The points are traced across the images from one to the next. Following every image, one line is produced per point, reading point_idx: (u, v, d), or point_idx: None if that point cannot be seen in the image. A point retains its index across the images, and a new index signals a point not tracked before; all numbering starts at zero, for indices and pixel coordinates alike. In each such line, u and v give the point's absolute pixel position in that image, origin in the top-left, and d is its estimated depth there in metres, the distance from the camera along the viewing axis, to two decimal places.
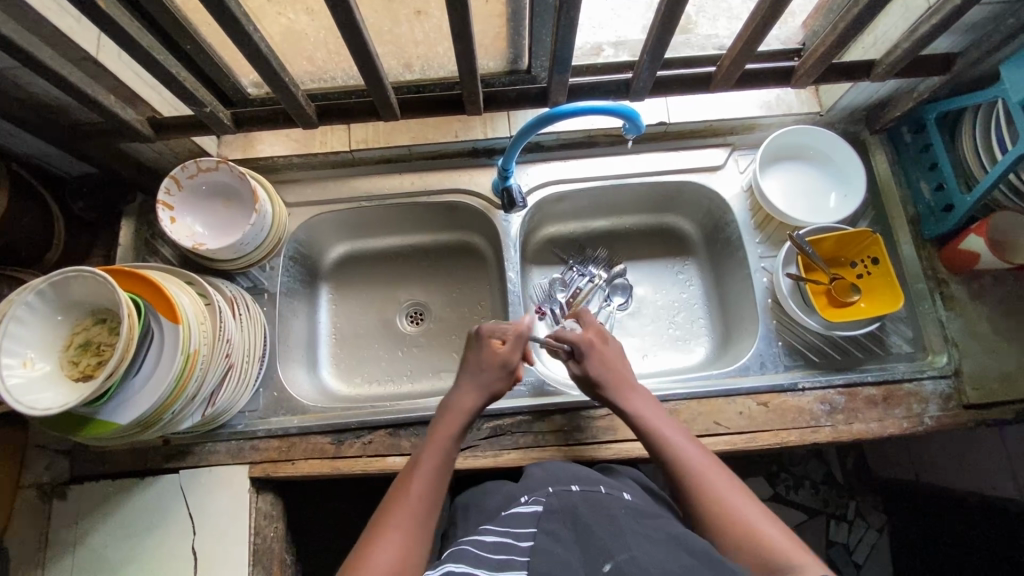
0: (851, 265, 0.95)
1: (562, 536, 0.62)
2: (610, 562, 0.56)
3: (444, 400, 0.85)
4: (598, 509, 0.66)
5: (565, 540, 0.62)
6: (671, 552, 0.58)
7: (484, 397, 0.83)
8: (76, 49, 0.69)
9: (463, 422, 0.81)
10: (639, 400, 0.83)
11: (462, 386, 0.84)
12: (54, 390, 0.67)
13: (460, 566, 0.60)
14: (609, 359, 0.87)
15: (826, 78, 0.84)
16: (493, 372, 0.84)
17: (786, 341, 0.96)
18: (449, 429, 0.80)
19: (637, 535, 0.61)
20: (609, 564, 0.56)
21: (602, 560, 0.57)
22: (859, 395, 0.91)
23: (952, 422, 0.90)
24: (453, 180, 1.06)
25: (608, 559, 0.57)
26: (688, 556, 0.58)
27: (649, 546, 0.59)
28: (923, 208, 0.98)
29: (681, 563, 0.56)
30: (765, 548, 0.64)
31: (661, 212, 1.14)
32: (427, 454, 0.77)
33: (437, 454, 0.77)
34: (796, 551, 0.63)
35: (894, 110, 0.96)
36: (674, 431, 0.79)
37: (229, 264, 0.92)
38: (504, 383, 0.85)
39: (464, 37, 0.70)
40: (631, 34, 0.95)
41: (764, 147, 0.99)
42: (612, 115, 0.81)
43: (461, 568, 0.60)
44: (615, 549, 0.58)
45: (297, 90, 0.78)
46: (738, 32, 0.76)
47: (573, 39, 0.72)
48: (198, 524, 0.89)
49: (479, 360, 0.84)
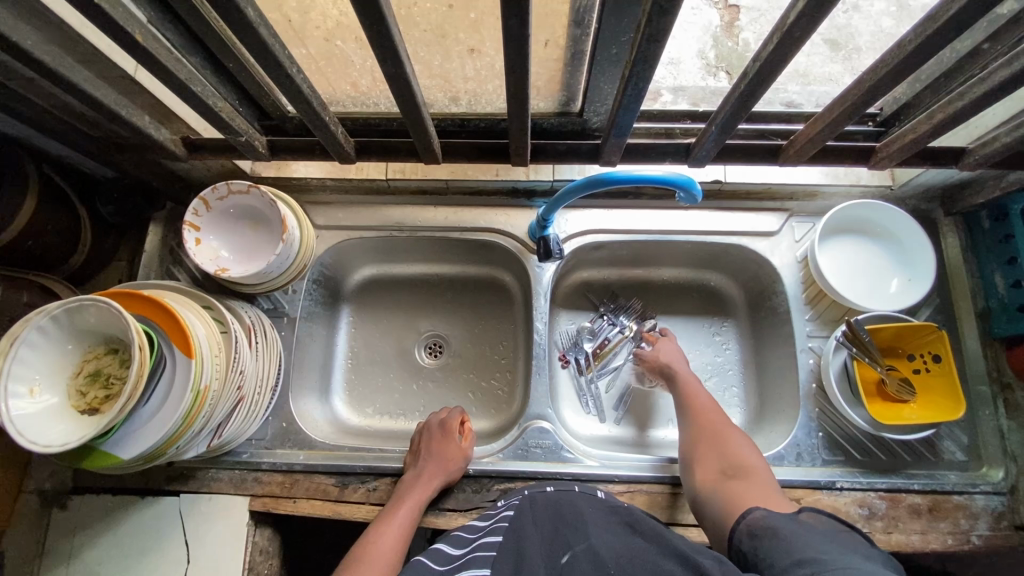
0: (908, 358, 0.87)
1: (530, 533, 0.67)
2: (568, 553, 0.62)
3: (404, 477, 0.85)
4: (573, 507, 0.71)
5: (532, 535, 0.67)
6: (623, 539, 0.64)
7: (452, 472, 0.85)
8: (114, 67, 0.67)
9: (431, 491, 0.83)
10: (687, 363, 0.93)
11: (424, 461, 0.85)
12: (59, 424, 0.64)
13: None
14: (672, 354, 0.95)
15: (909, 161, 0.77)
16: (451, 446, 0.87)
17: (827, 432, 0.89)
18: (416, 495, 0.82)
19: (597, 529, 0.65)
20: (566, 556, 0.62)
21: (562, 552, 0.63)
22: (902, 502, 0.84)
23: (1001, 544, 0.82)
24: (488, 218, 1.01)
25: (564, 551, 0.63)
26: (638, 540, 0.63)
27: (608, 536, 0.64)
28: (994, 302, 0.90)
29: (630, 546, 0.62)
30: (760, 494, 0.70)
31: (703, 268, 1.08)
32: (388, 525, 0.79)
33: (403, 517, 0.80)
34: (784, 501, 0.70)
35: (977, 195, 0.87)
36: (711, 401, 0.86)
37: (251, 288, 0.89)
38: (461, 468, 0.87)
39: (519, 92, 0.65)
40: (686, 57, 0.92)
41: (827, 218, 0.91)
42: (667, 184, 0.75)
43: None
44: (574, 541, 0.64)
45: (335, 126, 0.74)
46: (822, 109, 0.69)
47: (638, 104, 0.67)
48: (191, 552, 0.86)
49: (430, 445, 0.87)
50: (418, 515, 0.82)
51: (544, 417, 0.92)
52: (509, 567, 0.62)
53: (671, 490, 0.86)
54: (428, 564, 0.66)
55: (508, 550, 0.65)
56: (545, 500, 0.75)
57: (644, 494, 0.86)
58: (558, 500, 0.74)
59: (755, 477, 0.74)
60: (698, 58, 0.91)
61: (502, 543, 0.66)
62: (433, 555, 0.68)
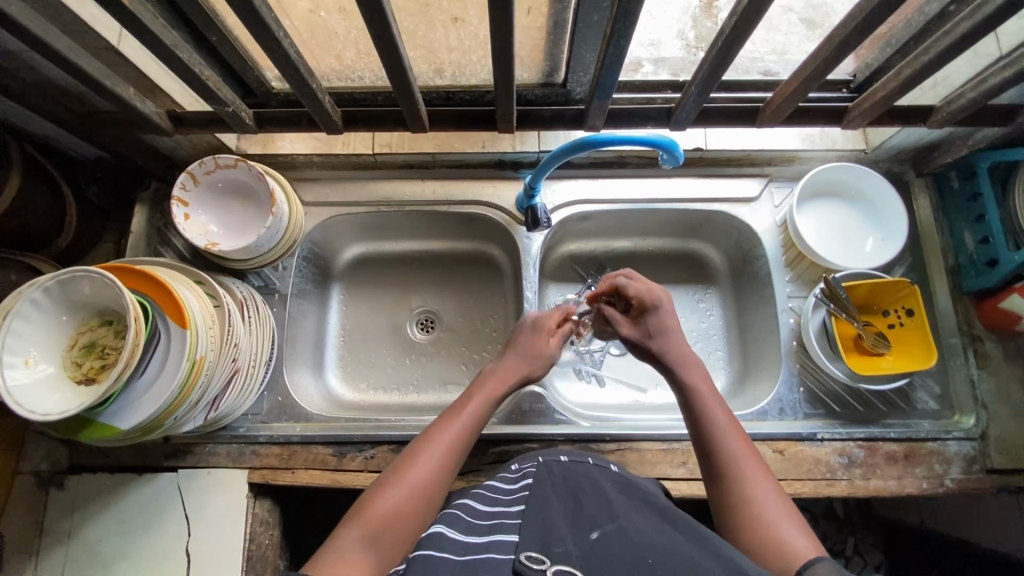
0: (883, 313, 0.91)
1: (554, 503, 0.61)
2: (598, 530, 0.55)
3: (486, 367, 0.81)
4: (590, 484, 0.64)
5: (556, 506, 0.60)
6: (654, 525, 0.56)
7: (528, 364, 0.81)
8: (97, 37, 0.67)
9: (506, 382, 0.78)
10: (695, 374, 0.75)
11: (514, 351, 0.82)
12: (58, 393, 0.65)
13: (451, 530, 0.56)
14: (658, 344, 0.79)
15: (880, 120, 0.80)
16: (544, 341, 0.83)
17: (808, 387, 0.93)
18: (494, 385, 0.77)
19: (627, 511, 0.58)
20: (597, 532, 0.54)
21: (590, 528, 0.55)
22: (879, 450, 0.88)
23: (973, 486, 0.87)
24: (475, 192, 1.03)
25: (591, 529, 0.55)
26: (672, 530, 0.55)
27: (637, 518, 0.57)
28: (964, 259, 0.94)
29: (664, 536, 0.54)
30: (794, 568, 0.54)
31: (687, 237, 1.10)
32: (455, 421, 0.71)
33: (474, 412, 0.73)
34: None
35: (946, 155, 0.91)
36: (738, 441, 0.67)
37: (242, 263, 0.90)
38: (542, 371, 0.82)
39: (505, 54, 0.66)
40: (666, 37, 0.92)
41: (804, 182, 0.94)
42: (650, 146, 0.77)
43: (452, 531, 0.56)
44: (603, 519, 0.57)
45: (323, 95, 0.75)
46: (795, 69, 0.72)
47: (621, 64, 0.69)
48: (192, 526, 0.88)
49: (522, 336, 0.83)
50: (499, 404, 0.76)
51: (536, 382, 0.95)
52: (536, 538, 0.54)
53: (660, 447, 0.89)
54: (464, 516, 0.60)
55: (533, 519, 0.57)
56: (561, 469, 0.69)
57: (635, 451, 0.89)
58: (576, 472, 0.68)
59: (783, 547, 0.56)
60: (678, 38, 0.92)
61: (526, 510, 0.59)
62: (466, 509, 0.62)
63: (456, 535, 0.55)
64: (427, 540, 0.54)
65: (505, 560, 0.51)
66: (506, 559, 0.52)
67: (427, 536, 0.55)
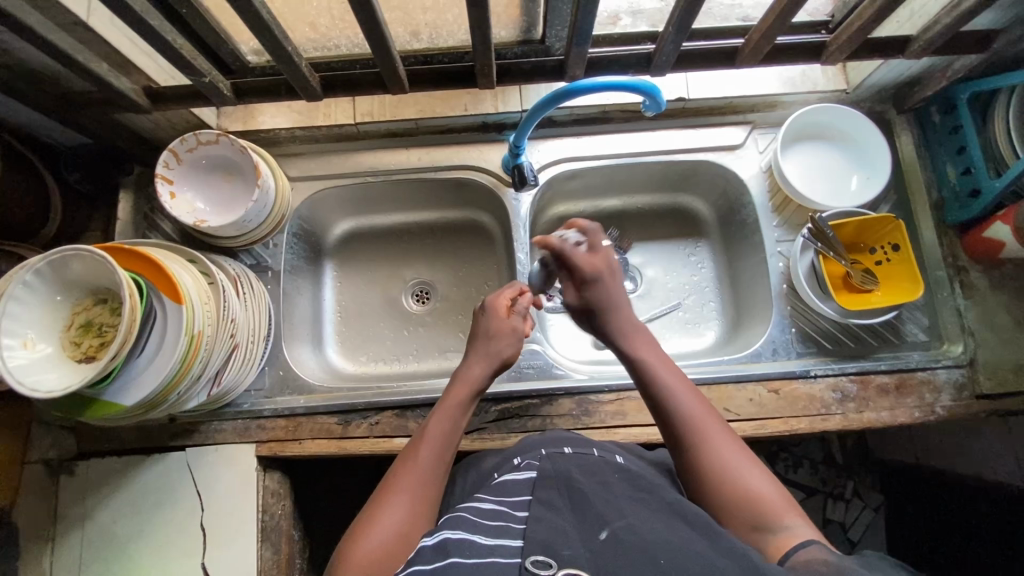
0: (870, 251, 0.92)
1: (555, 501, 0.57)
2: (607, 529, 0.51)
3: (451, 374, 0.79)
4: (591, 477, 0.61)
5: (558, 505, 0.56)
6: (665, 522, 0.53)
7: (494, 365, 0.77)
8: (66, 12, 0.66)
9: (472, 389, 0.75)
10: (641, 340, 0.75)
11: (473, 352, 0.79)
12: (57, 371, 0.65)
13: (457, 534, 0.54)
14: (611, 294, 0.78)
15: (858, 54, 0.81)
16: (505, 336, 0.79)
17: (800, 328, 0.94)
18: (458, 393, 0.74)
19: (631, 505, 0.55)
20: (605, 531, 0.51)
21: (598, 527, 0.52)
22: (871, 383, 0.90)
23: (964, 412, 0.89)
24: (461, 156, 1.03)
25: (599, 528, 0.51)
26: (685, 529, 0.52)
27: (647, 514, 0.54)
28: (947, 192, 0.95)
29: (677, 534, 0.50)
30: (759, 508, 0.57)
31: (674, 191, 1.10)
32: (425, 446, 0.69)
33: (441, 430, 0.71)
34: (790, 513, 0.57)
35: (925, 89, 0.91)
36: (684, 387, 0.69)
37: (231, 240, 0.89)
38: (514, 345, 0.80)
39: (480, 4, 0.65)
40: None
41: (787, 125, 0.95)
42: (632, 91, 0.76)
43: (459, 534, 0.54)
44: (611, 517, 0.53)
45: (300, 60, 0.74)
46: (770, 4, 0.72)
47: (596, 11, 0.69)
48: (205, 501, 0.89)
49: (484, 330, 0.79)
50: (469, 406, 0.75)
51: (533, 340, 0.96)
52: (541, 539, 0.51)
53: None
54: (471, 517, 0.57)
55: (539, 516, 0.54)
56: (564, 461, 0.66)
57: (633, 400, 0.90)
58: (578, 462, 0.65)
59: (770, 516, 0.57)
60: None
61: (530, 511, 0.56)
62: (473, 509, 0.59)
63: (462, 537, 0.53)
64: (433, 552, 0.51)
65: (510, 563, 0.49)
66: (512, 563, 0.49)
67: (433, 546, 0.52)
